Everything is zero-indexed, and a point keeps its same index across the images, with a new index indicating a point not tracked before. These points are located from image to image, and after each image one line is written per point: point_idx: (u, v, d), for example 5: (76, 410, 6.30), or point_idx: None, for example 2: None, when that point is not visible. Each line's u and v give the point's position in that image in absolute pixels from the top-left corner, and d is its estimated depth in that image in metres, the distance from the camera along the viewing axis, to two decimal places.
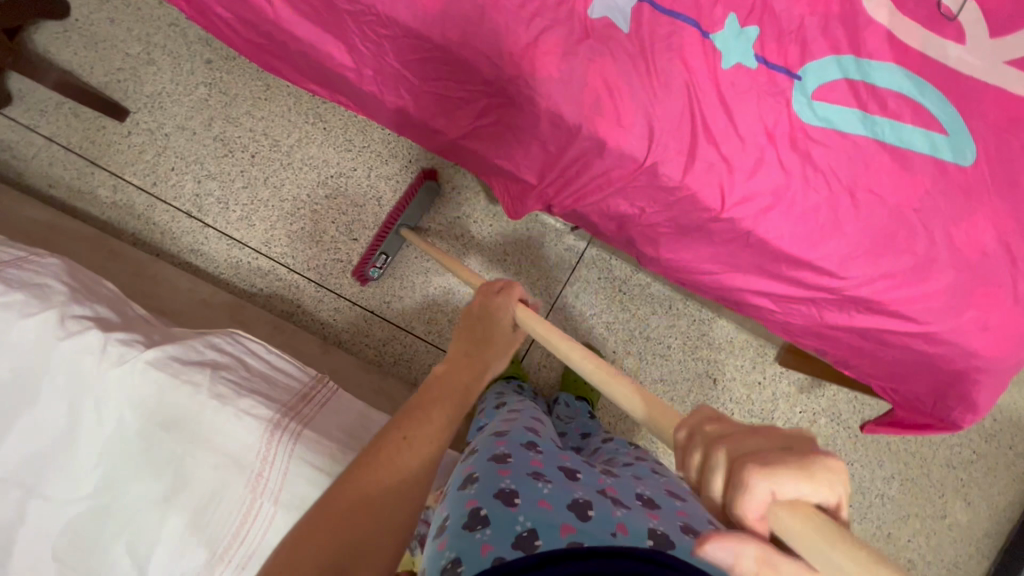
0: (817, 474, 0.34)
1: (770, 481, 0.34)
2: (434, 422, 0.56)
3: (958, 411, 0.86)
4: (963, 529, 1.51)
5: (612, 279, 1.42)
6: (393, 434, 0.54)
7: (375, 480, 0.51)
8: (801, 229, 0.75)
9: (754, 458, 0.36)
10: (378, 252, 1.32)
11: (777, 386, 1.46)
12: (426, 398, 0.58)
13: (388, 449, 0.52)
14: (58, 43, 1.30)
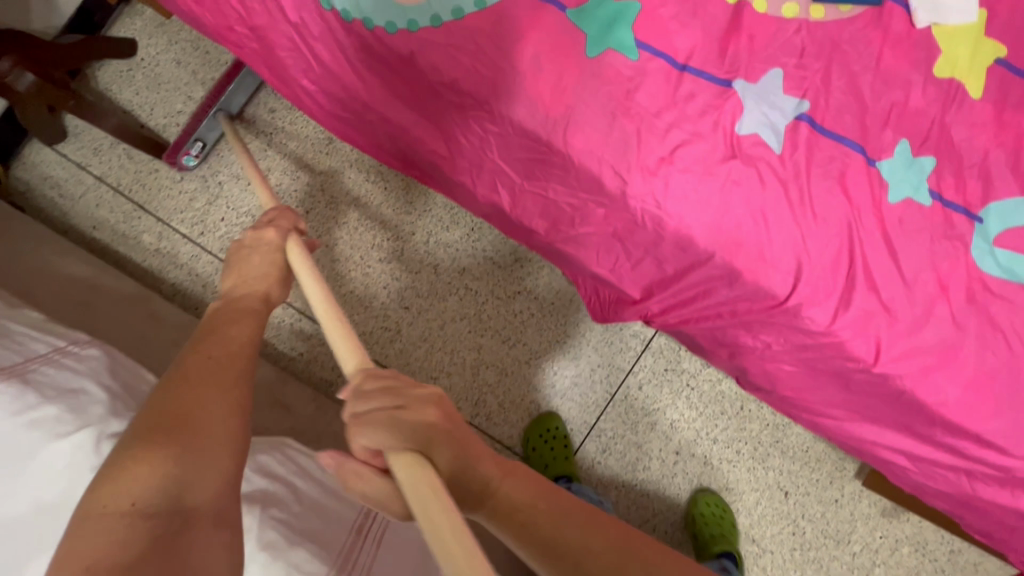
0: (402, 429, 0.41)
1: (363, 432, 0.41)
2: (236, 337, 0.51)
3: None
4: None
5: (679, 372, 1.30)
6: (194, 352, 0.48)
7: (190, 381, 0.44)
8: (970, 396, 0.63)
9: (359, 413, 0.42)
10: (193, 138, 1.20)
11: (856, 505, 1.30)
12: (215, 324, 0.52)
13: (191, 364, 0.46)
14: (123, 83, 1.25)
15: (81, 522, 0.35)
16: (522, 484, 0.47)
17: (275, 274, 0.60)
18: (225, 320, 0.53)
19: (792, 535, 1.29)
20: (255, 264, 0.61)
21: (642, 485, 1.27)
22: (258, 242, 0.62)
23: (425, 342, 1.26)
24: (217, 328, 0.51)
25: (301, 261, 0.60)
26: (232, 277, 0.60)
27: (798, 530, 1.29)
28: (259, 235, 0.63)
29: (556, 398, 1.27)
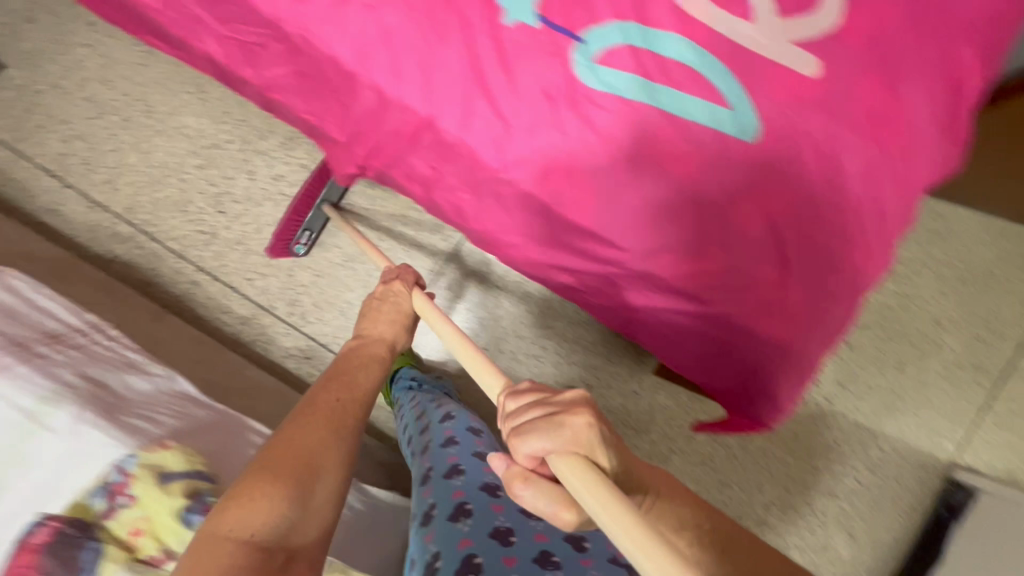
0: (558, 429, 0.47)
1: (527, 439, 0.48)
2: (359, 386, 0.75)
3: (760, 406, 0.83)
4: (846, 565, 1.45)
5: (486, 274, 1.40)
6: (326, 395, 0.71)
7: (318, 424, 0.67)
8: (579, 195, 0.73)
9: (522, 424, 0.49)
10: (303, 229, 1.29)
11: (655, 397, 1.41)
12: (341, 369, 0.77)
13: (320, 404, 0.69)
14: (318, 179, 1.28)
15: (209, 540, 0.55)
16: (683, 502, 0.57)
17: (393, 326, 0.86)
18: (352, 366, 0.78)
19: None
20: (384, 313, 0.86)
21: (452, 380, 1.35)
22: (387, 294, 0.89)
23: (240, 246, 1.33)
24: (344, 379, 0.75)
25: (422, 304, 0.82)
26: (368, 321, 0.86)
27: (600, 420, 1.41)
28: (389, 288, 0.89)
29: None
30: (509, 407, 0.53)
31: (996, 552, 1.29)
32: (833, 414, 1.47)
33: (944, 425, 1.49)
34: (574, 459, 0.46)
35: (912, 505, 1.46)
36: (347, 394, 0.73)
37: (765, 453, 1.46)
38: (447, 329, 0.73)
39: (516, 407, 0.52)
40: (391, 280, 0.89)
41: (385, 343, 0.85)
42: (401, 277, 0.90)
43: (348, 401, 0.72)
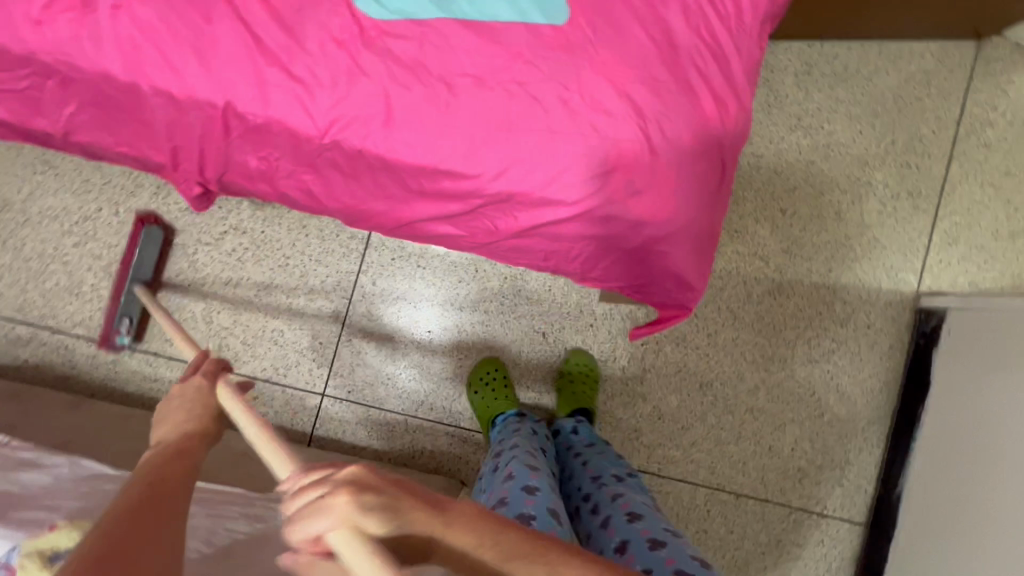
0: (318, 515, 0.47)
1: (303, 528, 0.48)
2: (168, 478, 0.63)
3: (676, 291, 0.79)
4: (845, 423, 1.45)
5: (407, 257, 1.34)
6: (119, 505, 0.58)
7: (113, 537, 0.55)
8: (408, 134, 0.68)
9: (296, 511, 0.49)
10: (121, 314, 1.21)
11: (612, 323, 1.39)
12: (144, 468, 0.64)
13: (115, 516, 0.57)
14: (141, 242, 1.24)
15: None
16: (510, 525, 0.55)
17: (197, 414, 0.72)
18: (153, 463, 0.64)
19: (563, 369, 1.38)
20: (182, 405, 0.73)
21: (406, 372, 1.33)
22: (188, 390, 0.75)
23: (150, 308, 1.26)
24: (144, 485, 0.61)
25: (228, 393, 0.73)
26: (161, 424, 0.71)
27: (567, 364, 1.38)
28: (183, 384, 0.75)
29: (296, 318, 1.31)
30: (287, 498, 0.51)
31: (981, 360, 1.29)
32: (790, 283, 1.45)
33: (899, 259, 1.48)
34: (351, 532, 0.46)
35: (891, 345, 1.46)
36: (150, 492, 0.60)
37: (737, 343, 1.43)
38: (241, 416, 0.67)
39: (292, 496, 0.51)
40: (188, 375, 0.77)
41: (197, 433, 0.71)
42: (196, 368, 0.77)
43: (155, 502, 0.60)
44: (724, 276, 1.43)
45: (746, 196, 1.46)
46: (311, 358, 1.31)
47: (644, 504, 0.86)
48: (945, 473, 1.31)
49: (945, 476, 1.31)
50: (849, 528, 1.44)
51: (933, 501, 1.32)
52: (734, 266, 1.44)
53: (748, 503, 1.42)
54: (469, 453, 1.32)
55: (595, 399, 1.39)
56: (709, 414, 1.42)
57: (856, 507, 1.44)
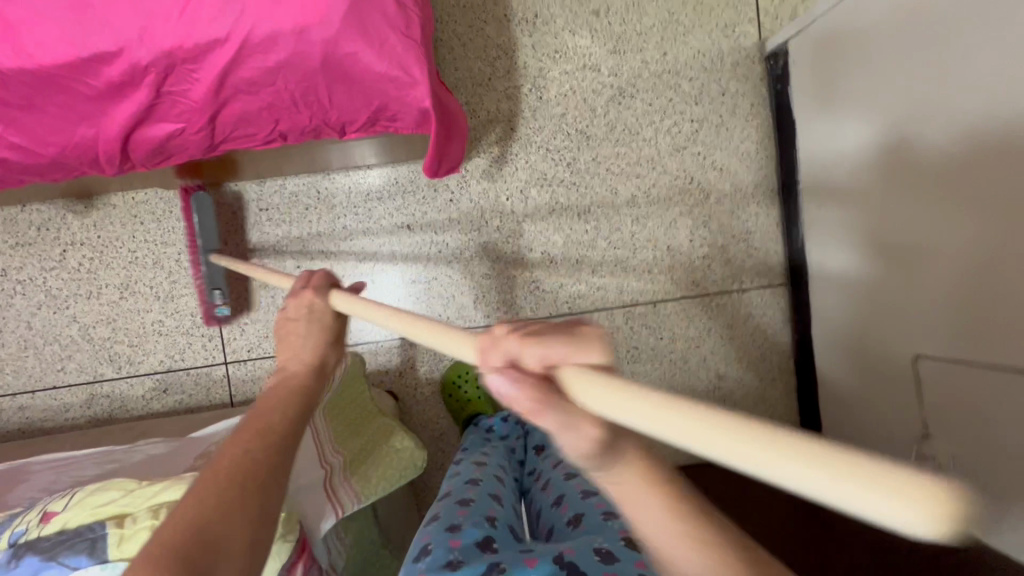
0: (585, 353, 0.40)
1: (543, 353, 0.40)
2: (278, 423, 0.64)
3: (400, 93, 0.76)
4: (733, 195, 1.43)
5: (246, 205, 1.32)
6: (230, 450, 0.60)
7: (232, 484, 0.56)
8: (35, 33, 0.65)
9: (538, 341, 0.41)
10: (212, 289, 1.27)
11: (469, 190, 1.37)
12: (261, 407, 0.65)
13: (223, 468, 0.57)
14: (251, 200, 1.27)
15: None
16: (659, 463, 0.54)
17: (314, 344, 0.72)
18: (271, 406, 0.66)
19: (441, 252, 1.37)
20: (301, 335, 0.73)
21: None
22: (301, 310, 0.74)
23: (30, 349, 1.29)
24: (254, 424, 0.63)
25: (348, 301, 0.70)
26: (284, 348, 0.74)
27: (443, 246, 1.37)
28: (301, 302, 0.75)
29: (169, 304, 1.31)
30: (499, 333, 0.44)
31: (816, 78, 1.25)
32: (631, 82, 1.39)
33: (732, 14, 1.40)
34: (621, 393, 0.34)
35: (752, 103, 1.41)
36: (264, 433, 0.62)
37: (599, 161, 1.39)
38: (373, 308, 0.63)
39: (506, 331, 0.44)
40: (303, 288, 0.76)
41: (311, 368, 0.71)
42: (317, 276, 0.78)
43: (260, 446, 0.60)
44: (562, 100, 1.38)
45: (554, 11, 1.37)
46: (200, 334, 1.32)
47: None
48: (822, 205, 1.29)
49: (824, 213, 1.28)
50: (771, 293, 1.45)
51: (820, 241, 1.31)
52: (569, 87, 1.38)
53: (667, 307, 1.43)
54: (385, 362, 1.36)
55: (484, 268, 1.38)
56: (598, 239, 1.40)
57: (771, 270, 1.44)
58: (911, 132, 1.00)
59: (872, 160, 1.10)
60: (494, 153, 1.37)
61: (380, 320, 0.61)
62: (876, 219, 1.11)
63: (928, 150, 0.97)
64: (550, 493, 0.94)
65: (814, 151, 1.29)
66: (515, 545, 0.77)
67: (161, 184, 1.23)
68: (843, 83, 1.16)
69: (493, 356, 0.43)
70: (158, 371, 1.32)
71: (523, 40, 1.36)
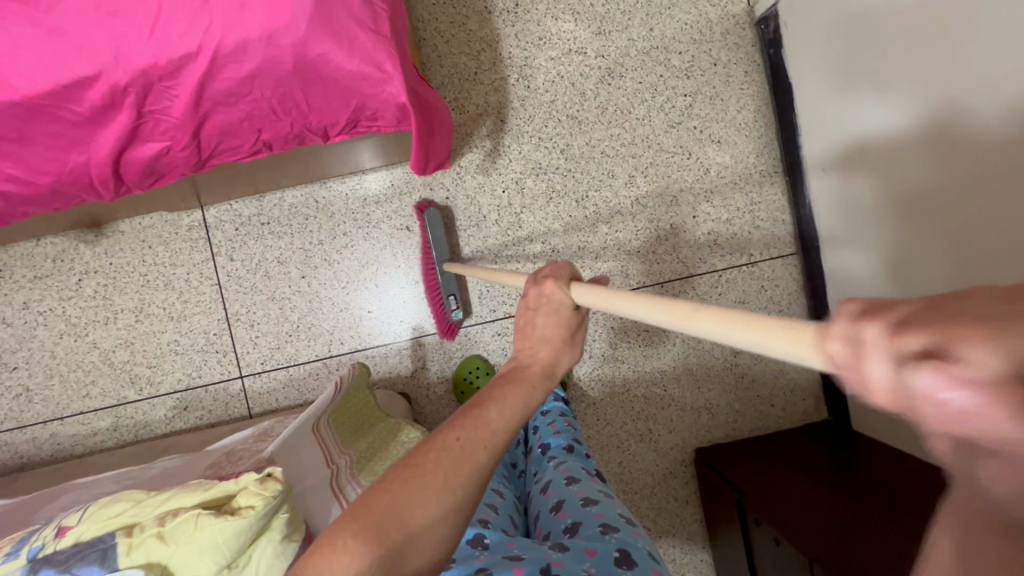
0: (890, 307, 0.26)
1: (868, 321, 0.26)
2: (487, 422, 0.61)
3: (376, 89, 0.76)
4: (735, 167, 1.39)
5: (248, 220, 1.34)
6: (445, 435, 0.60)
7: (432, 479, 0.57)
8: (18, 66, 0.67)
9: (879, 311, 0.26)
10: (447, 296, 1.32)
11: (465, 186, 1.36)
12: (463, 421, 0.61)
13: (433, 452, 0.58)
14: (428, 227, 1.32)
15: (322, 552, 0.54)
16: None
17: (552, 344, 0.68)
18: (468, 428, 0.60)
19: (442, 249, 1.37)
20: (543, 326, 0.69)
21: (304, 322, 1.35)
22: (539, 298, 0.69)
23: (55, 377, 1.34)
24: (472, 423, 0.61)
25: (591, 296, 0.62)
26: (530, 331, 0.70)
27: (444, 243, 1.37)
28: (543, 291, 0.69)
29: (182, 323, 1.34)
30: (869, 336, 0.26)
31: (806, 34, 1.21)
32: (618, 62, 1.37)
33: None
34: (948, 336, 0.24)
35: (745, 70, 1.38)
36: (477, 433, 0.60)
37: (593, 145, 1.37)
38: (644, 298, 0.52)
39: (858, 308, 0.28)
40: (545, 279, 0.69)
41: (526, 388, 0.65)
42: (550, 270, 0.71)
43: (473, 441, 0.60)
44: (550, 87, 1.36)
45: None
46: (213, 351, 1.35)
47: (601, 489, 0.91)
48: (824, 169, 1.25)
49: (832, 176, 1.22)
50: (783, 263, 1.40)
51: (830, 204, 1.26)
52: (556, 72, 1.36)
53: (675, 286, 1.40)
54: (396, 364, 1.37)
55: (486, 262, 1.37)
56: (599, 224, 1.38)
57: (781, 240, 1.40)
58: (953, 95, 0.86)
59: (881, 121, 1.04)
60: (487, 147, 1.36)
61: (628, 308, 0.54)
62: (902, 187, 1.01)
63: (954, 126, 0.87)
64: (550, 496, 0.92)
65: (822, 111, 1.21)
66: (506, 546, 0.76)
67: (165, 205, 1.26)
68: (841, 42, 1.10)
69: (837, 337, 0.28)
70: (178, 390, 1.35)
71: (505, 30, 1.35)
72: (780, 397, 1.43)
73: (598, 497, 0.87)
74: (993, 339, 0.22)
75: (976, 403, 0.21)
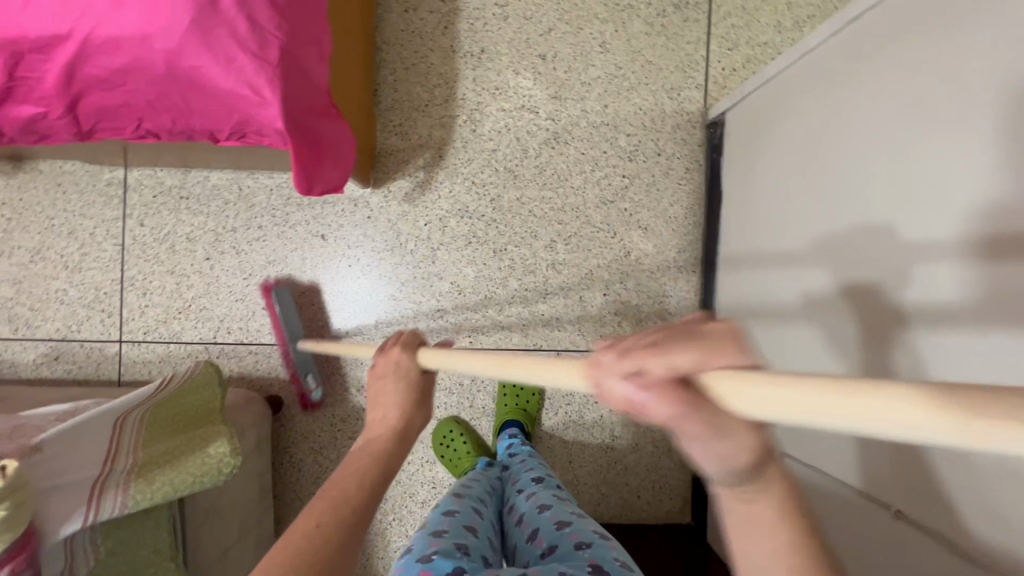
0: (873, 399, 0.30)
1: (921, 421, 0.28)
2: (347, 499, 0.61)
3: (252, 109, 0.77)
4: (655, 256, 1.41)
5: (168, 191, 1.34)
6: (304, 523, 0.57)
7: (287, 561, 0.53)
8: None
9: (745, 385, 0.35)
10: (308, 373, 1.33)
11: (390, 210, 1.37)
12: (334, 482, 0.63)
13: (295, 533, 0.56)
14: (275, 304, 1.31)
15: None
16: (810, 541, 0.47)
17: (398, 406, 0.72)
18: (322, 497, 0.61)
19: (352, 266, 1.37)
20: (387, 392, 0.73)
21: (197, 303, 1.35)
22: (388, 367, 0.74)
23: None
24: (332, 495, 0.61)
25: (439, 356, 0.67)
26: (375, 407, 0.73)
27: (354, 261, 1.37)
28: (391, 355, 0.75)
29: (75, 275, 1.33)
30: (623, 364, 0.38)
31: (762, 133, 1.16)
32: (564, 128, 1.39)
33: (679, 77, 1.41)
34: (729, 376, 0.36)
35: (685, 167, 1.40)
36: (334, 516, 0.59)
37: (523, 202, 1.39)
38: (470, 357, 0.60)
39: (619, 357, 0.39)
40: (389, 347, 0.76)
41: (397, 440, 0.70)
42: (399, 339, 0.77)
43: (334, 525, 0.58)
44: (495, 137, 1.38)
45: (501, 49, 1.38)
46: (99, 309, 1.34)
47: (572, 512, 0.96)
48: (744, 268, 1.21)
49: (881, 234, 0.78)
50: None
51: (876, 298, 0.78)
52: (504, 124, 1.38)
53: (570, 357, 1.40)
54: (277, 366, 1.36)
55: (391, 289, 1.38)
56: (511, 279, 1.39)
57: None
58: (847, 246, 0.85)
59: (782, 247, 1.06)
60: (420, 179, 1.37)
61: (466, 367, 0.60)
62: (902, 190, 0.74)
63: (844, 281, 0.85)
64: (524, 527, 0.97)
65: (806, 174, 0.98)
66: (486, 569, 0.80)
67: (85, 158, 1.26)
68: (826, 97, 0.93)
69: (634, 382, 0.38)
70: (52, 339, 1.33)
71: (465, 72, 1.38)
72: (647, 490, 1.43)
73: (567, 519, 0.93)
74: (718, 357, 0.37)
75: (652, 399, 0.37)
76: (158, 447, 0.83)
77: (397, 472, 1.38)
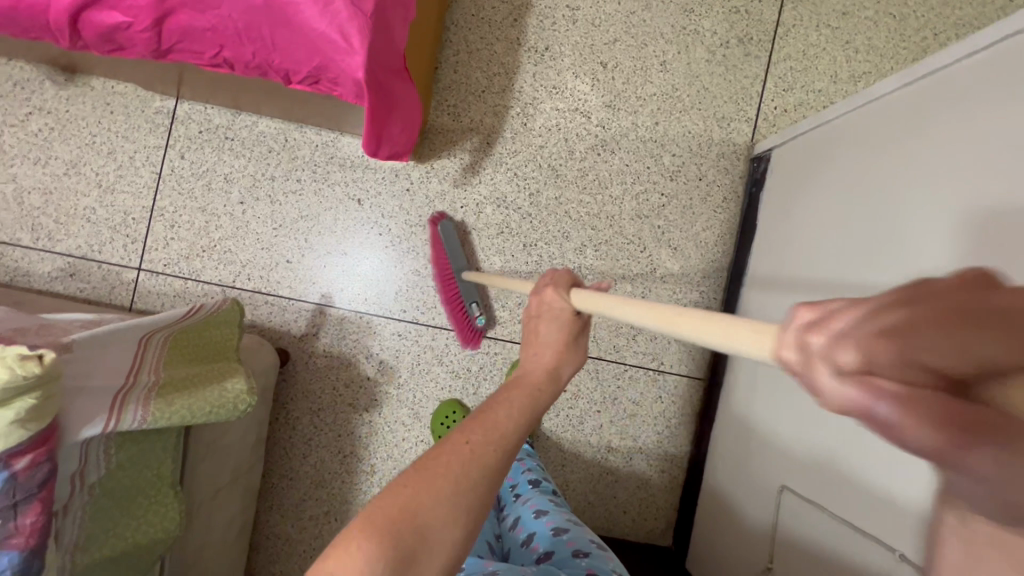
0: None
1: None
2: (501, 424, 0.61)
3: (335, 56, 0.79)
4: (680, 277, 1.42)
5: (214, 129, 1.34)
6: (461, 435, 0.59)
7: (447, 469, 0.55)
8: None
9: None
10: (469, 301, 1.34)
11: (429, 187, 1.38)
12: (490, 403, 0.64)
13: (460, 442, 0.58)
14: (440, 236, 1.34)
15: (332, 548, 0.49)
16: None
17: (553, 349, 0.73)
18: (483, 414, 0.61)
19: (382, 235, 1.37)
20: (545, 332, 0.75)
21: (222, 244, 1.35)
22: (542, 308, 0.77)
23: None
24: (488, 416, 0.61)
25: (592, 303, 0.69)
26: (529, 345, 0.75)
27: (385, 230, 1.37)
28: (544, 299, 0.77)
29: (107, 195, 1.33)
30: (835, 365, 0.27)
31: (806, 174, 1.18)
32: (613, 137, 1.41)
33: (732, 108, 1.43)
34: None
35: (723, 196, 1.42)
36: (486, 435, 0.59)
37: (561, 203, 1.40)
38: (634, 305, 0.59)
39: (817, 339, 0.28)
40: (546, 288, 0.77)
41: (548, 376, 0.71)
42: (548, 285, 0.78)
43: (482, 442, 0.58)
44: (544, 134, 1.40)
45: (564, 50, 1.40)
46: (123, 234, 1.33)
47: (568, 518, 0.98)
48: (768, 302, 1.23)
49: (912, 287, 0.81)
50: (687, 384, 1.42)
51: None
52: (555, 123, 1.40)
53: None
54: (291, 321, 1.36)
55: (416, 264, 1.38)
56: (535, 274, 1.40)
57: (693, 361, 1.42)
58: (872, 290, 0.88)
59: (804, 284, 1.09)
60: (464, 161, 1.38)
61: (626, 313, 0.60)
62: (940, 248, 0.77)
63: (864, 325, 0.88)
64: (519, 532, 1.00)
65: (843, 217, 1.01)
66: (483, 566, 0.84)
67: (140, 82, 1.26)
68: (882, 152, 0.94)
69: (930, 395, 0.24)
70: (71, 255, 1.32)
71: (526, 66, 1.40)
72: (633, 507, 1.43)
73: (565, 527, 0.96)
74: None
75: (901, 416, 0.24)
76: (176, 372, 0.84)
77: (390, 446, 1.37)
